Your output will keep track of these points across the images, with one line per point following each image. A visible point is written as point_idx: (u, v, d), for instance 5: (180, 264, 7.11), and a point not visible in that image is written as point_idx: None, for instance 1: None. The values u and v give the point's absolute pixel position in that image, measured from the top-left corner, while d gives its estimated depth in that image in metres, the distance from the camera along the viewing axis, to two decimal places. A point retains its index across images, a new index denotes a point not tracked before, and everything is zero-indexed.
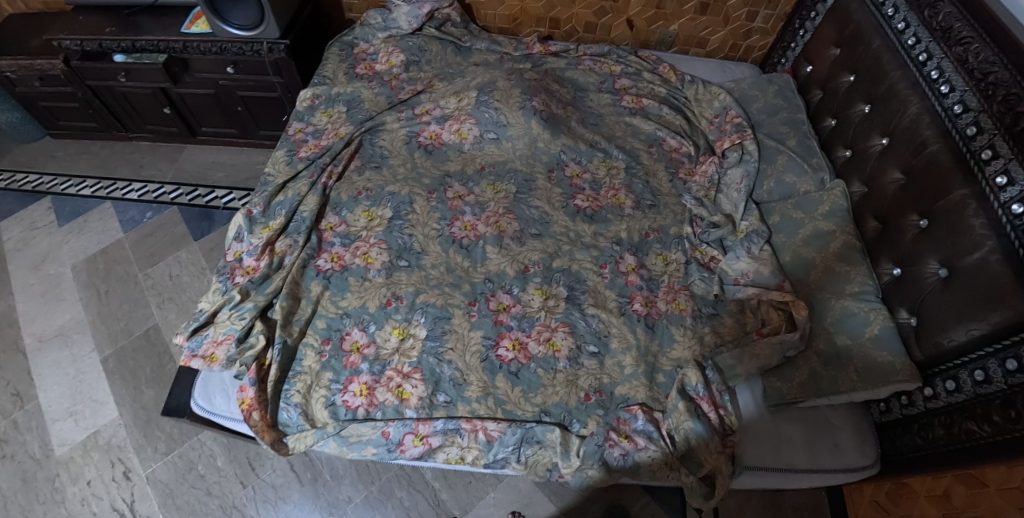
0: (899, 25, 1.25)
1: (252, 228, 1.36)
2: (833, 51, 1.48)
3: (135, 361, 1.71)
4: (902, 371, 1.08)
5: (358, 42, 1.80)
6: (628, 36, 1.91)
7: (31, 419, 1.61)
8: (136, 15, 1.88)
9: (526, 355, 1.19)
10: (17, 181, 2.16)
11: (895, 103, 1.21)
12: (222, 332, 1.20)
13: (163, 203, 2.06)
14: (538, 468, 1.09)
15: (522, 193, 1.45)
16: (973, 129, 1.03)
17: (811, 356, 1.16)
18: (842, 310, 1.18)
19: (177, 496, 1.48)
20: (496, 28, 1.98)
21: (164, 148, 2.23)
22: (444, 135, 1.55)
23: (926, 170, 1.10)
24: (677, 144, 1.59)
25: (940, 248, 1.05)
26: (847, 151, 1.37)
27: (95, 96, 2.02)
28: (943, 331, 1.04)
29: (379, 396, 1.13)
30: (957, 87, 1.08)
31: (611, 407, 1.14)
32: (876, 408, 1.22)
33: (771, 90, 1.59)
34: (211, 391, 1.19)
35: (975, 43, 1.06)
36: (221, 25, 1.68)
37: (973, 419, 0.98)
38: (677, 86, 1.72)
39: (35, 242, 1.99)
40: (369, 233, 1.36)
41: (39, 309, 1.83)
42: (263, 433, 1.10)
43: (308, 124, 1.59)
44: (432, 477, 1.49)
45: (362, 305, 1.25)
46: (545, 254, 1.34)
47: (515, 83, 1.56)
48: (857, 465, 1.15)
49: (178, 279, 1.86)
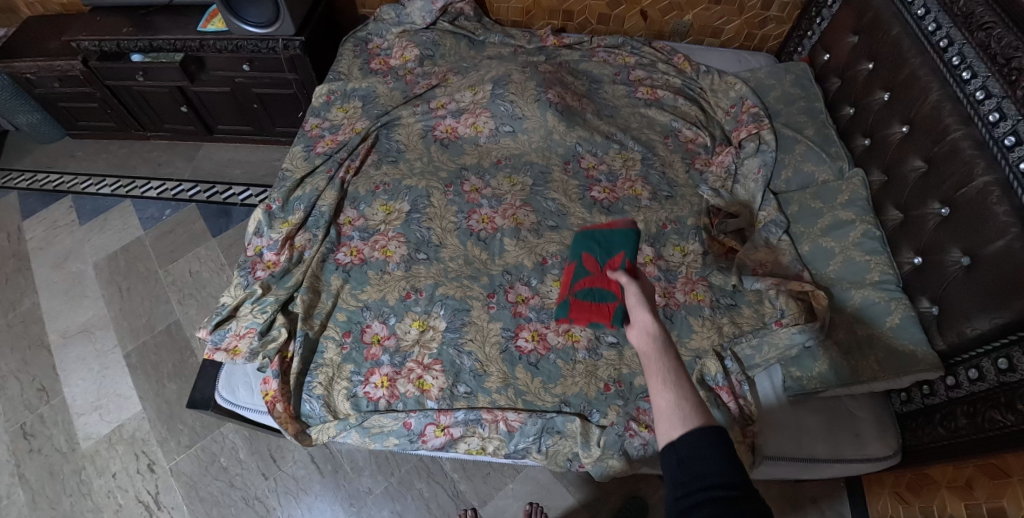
0: (920, 11, 1.23)
1: (272, 223, 1.38)
2: (851, 39, 1.46)
3: (157, 356, 1.74)
4: (924, 360, 1.06)
5: (372, 38, 1.81)
6: (642, 27, 1.90)
7: (58, 413, 1.65)
8: (151, 15, 1.91)
9: (546, 346, 1.20)
10: (38, 180, 2.20)
11: (914, 90, 1.20)
12: (244, 325, 1.22)
13: (181, 200, 2.09)
14: (558, 458, 1.10)
15: (538, 185, 1.45)
16: (995, 115, 1.03)
17: (830, 346, 1.16)
18: (862, 299, 1.17)
19: (201, 487, 1.50)
20: (509, 21, 1.98)
21: (181, 146, 2.26)
22: (459, 128, 1.56)
23: (948, 157, 1.09)
24: (693, 134, 1.58)
25: (964, 235, 1.04)
26: (866, 139, 1.36)
27: (113, 96, 2.05)
28: (966, 319, 1.03)
29: (400, 387, 1.15)
30: (979, 73, 1.07)
31: (631, 397, 1.14)
32: (897, 397, 1.21)
33: (788, 79, 1.58)
34: (235, 383, 1.22)
35: (997, 28, 1.04)
36: (237, 22, 1.70)
37: (997, 408, 0.96)
38: (692, 76, 1.71)
39: (57, 241, 2.02)
40: (387, 226, 1.37)
41: (62, 307, 1.86)
42: (287, 423, 1.12)
43: (324, 119, 1.60)
44: (451, 468, 1.50)
45: (381, 298, 1.26)
46: (563, 246, 1.34)
47: (530, 75, 1.57)
48: (878, 455, 1.15)
49: (198, 274, 1.89)
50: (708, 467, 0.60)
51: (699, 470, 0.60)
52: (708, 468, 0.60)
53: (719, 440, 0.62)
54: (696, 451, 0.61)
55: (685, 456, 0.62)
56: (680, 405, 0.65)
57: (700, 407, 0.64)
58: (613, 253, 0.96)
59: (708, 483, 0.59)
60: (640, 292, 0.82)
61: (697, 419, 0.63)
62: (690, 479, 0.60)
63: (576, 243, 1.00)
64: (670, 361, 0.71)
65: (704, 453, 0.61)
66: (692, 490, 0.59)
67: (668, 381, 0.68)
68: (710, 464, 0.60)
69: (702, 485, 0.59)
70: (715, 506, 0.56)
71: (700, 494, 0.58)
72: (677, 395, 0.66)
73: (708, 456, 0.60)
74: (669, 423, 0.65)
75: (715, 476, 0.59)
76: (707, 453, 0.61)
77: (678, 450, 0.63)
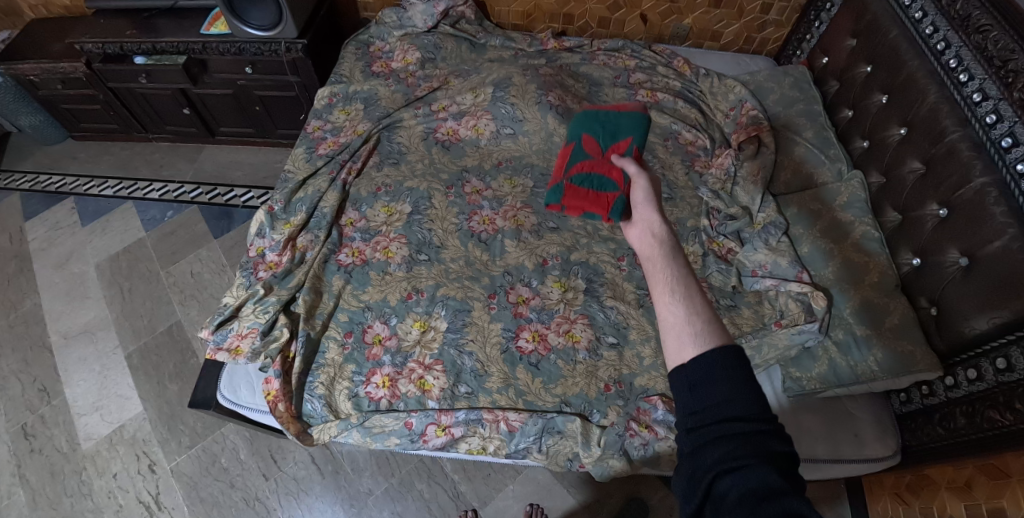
0: (917, 14, 1.24)
1: (274, 225, 1.39)
2: (849, 42, 1.48)
3: (159, 356, 1.74)
4: (923, 361, 1.07)
5: (374, 41, 1.82)
6: (642, 31, 1.91)
7: (59, 413, 1.65)
8: (155, 17, 1.92)
9: (546, 346, 1.20)
10: (40, 182, 2.21)
11: (912, 93, 1.21)
12: (247, 326, 1.23)
13: (183, 202, 2.09)
14: (559, 458, 1.11)
15: (539, 187, 1.46)
16: (992, 117, 1.04)
17: (830, 346, 1.17)
18: (861, 300, 1.17)
19: (201, 488, 1.51)
20: (510, 25, 1.99)
21: (183, 148, 2.27)
22: (461, 130, 1.57)
23: (946, 159, 1.10)
24: (693, 137, 1.59)
25: (962, 236, 1.05)
26: (865, 141, 1.37)
27: (116, 98, 2.06)
28: (964, 319, 1.04)
29: (401, 387, 1.16)
30: (976, 75, 1.08)
31: (631, 397, 1.15)
32: (897, 398, 1.22)
33: (787, 81, 1.59)
34: (237, 383, 1.22)
35: (994, 30, 1.06)
36: (240, 25, 1.72)
37: (995, 408, 0.97)
38: (692, 79, 1.73)
39: (59, 242, 2.03)
40: (389, 227, 1.38)
41: (64, 308, 1.87)
42: (289, 423, 1.12)
43: (327, 121, 1.62)
44: (451, 469, 1.50)
45: (383, 298, 1.27)
46: (563, 247, 1.35)
47: (531, 78, 1.58)
48: (878, 455, 1.15)
49: (200, 276, 1.90)
50: (720, 396, 0.58)
51: (709, 400, 0.59)
52: (719, 397, 0.59)
53: (729, 363, 0.60)
54: (706, 379, 0.60)
55: (696, 382, 0.61)
56: (694, 316, 0.66)
57: (712, 326, 0.65)
58: (617, 138, 1.23)
59: (720, 416, 0.58)
60: (649, 188, 0.97)
61: (709, 340, 0.63)
62: (701, 411, 0.59)
63: (588, 128, 1.27)
64: (679, 272, 0.72)
65: (713, 380, 0.60)
66: (705, 423, 0.58)
67: (676, 293, 0.69)
68: (720, 394, 0.59)
69: (714, 415, 0.58)
70: (728, 442, 0.56)
71: (714, 430, 0.57)
72: (689, 305, 0.67)
73: (719, 384, 0.59)
74: (682, 333, 0.65)
75: (728, 408, 0.58)
76: (718, 381, 0.59)
77: (687, 377, 0.62)
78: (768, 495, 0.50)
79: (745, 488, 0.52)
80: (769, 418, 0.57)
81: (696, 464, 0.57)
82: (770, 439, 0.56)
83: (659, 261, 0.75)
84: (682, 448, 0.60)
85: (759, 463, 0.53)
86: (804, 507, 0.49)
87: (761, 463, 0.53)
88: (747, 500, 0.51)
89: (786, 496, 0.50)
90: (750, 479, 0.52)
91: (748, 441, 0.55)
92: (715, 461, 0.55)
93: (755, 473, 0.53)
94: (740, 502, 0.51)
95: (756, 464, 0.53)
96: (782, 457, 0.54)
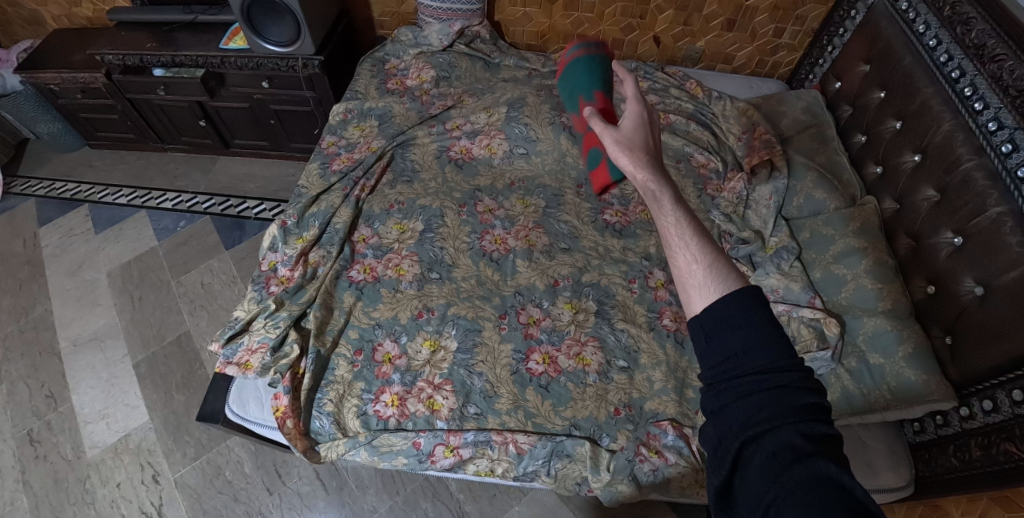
0: (931, 41, 1.25)
1: (287, 239, 1.40)
2: (862, 68, 1.48)
3: (167, 367, 1.75)
4: (937, 390, 1.06)
5: (389, 58, 1.85)
6: (655, 53, 1.93)
7: (65, 421, 1.66)
8: (175, 31, 1.95)
9: (556, 368, 1.20)
10: (56, 189, 2.24)
11: (927, 120, 1.21)
12: (257, 340, 1.23)
13: (196, 212, 2.11)
14: (567, 482, 1.09)
15: (551, 207, 1.46)
16: (1008, 146, 1.03)
17: (842, 374, 1.16)
18: (873, 328, 1.16)
19: (205, 501, 1.50)
20: (524, 45, 2.01)
21: (198, 159, 2.30)
22: (474, 149, 1.58)
23: (961, 188, 1.10)
24: (705, 159, 1.59)
25: (977, 265, 1.04)
26: (878, 167, 1.37)
27: (134, 108, 2.09)
28: (982, 350, 1.02)
29: (410, 406, 1.15)
30: (991, 104, 1.08)
31: (641, 422, 1.14)
32: (909, 427, 1.20)
33: (800, 106, 1.59)
34: (246, 398, 1.23)
35: (1009, 60, 1.06)
36: (259, 40, 1.75)
37: (1011, 440, 0.95)
38: (704, 102, 1.74)
39: (72, 249, 2.05)
40: (401, 245, 1.38)
41: (74, 315, 1.88)
42: (297, 440, 1.12)
43: (341, 137, 1.63)
44: (456, 489, 1.49)
45: (394, 316, 1.27)
46: (575, 268, 1.35)
47: (544, 99, 1.59)
48: (890, 486, 1.14)
49: (210, 286, 1.91)
50: (738, 346, 0.59)
51: (729, 351, 0.60)
52: (739, 348, 0.59)
53: (742, 306, 0.61)
54: (721, 329, 0.61)
55: (711, 331, 0.62)
56: (696, 262, 0.69)
57: (718, 269, 0.67)
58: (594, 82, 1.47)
59: (743, 371, 0.58)
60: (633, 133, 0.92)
61: (717, 285, 0.66)
62: (721, 366, 0.60)
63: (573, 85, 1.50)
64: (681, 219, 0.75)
65: (729, 331, 0.60)
66: (726, 378, 0.59)
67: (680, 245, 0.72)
68: (738, 345, 0.59)
69: (733, 365, 0.59)
70: (751, 402, 0.57)
71: (736, 387, 0.58)
72: (692, 252, 0.70)
73: (734, 332, 0.60)
74: (687, 282, 0.69)
75: (749, 361, 0.58)
76: (735, 330, 0.60)
77: (702, 326, 0.62)
78: (795, 456, 0.52)
79: (771, 450, 0.53)
80: (790, 369, 0.57)
81: (721, 427, 0.58)
82: (793, 392, 0.56)
83: (654, 211, 0.78)
84: (707, 405, 0.61)
85: (783, 422, 0.54)
86: (831, 467, 0.50)
87: (785, 423, 0.54)
88: (776, 461, 0.52)
89: (811, 457, 0.51)
90: (775, 442, 0.53)
91: (773, 398, 0.56)
92: (740, 426, 0.56)
93: (779, 435, 0.53)
94: (769, 463, 0.52)
95: (779, 423, 0.54)
96: (804, 411, 0.55)
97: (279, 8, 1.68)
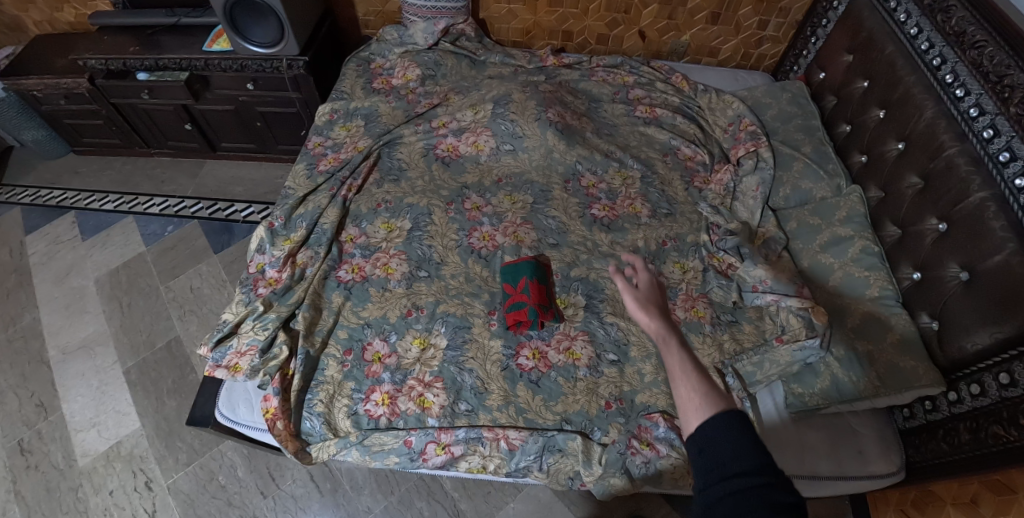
0: (912, 30, 1.26)
1: (274, 241, 1.39)
2: (845, 58, 1.49)
3: (157, 372, 1.73)
4: (925, 376, 1.06)
5: (374, 58, 1.84)
6: (641, 47, 1.93)
7: (55, 429, 1.64)
8: (158, 34, 1.94)
9: (547, 363, 1.20)
10: (41, 196, 2.21)
11: (909, 108, 1.22)
12: (246, 342, 1.22)
13: (183, 217, 2.10)
14: (559, 476, 1.10)
15: (539, 203, 1.46)
16: (989, 132, 1.05)
17: (832, 362, 1.16)
18: (861, 316, 1.17)
19: (198, 506, 1.49)
20: (509, 42, 2.01)
21: (185, 163, 2.28)
22: (460, 147, 1.57)
23: (944, 174, 1.11)
24: (692, 152, 1.60)
25: (962, 251, 1.05)
26: (863, 156, 1.38)
27: (119, 113, 2.08)
28: (967, 334, 1.03)
29: (401, 405, 1.15)
30: (972, 90, 1.09)
31: (632, 414, 1.14)
32: (899, 414, 1.21)
33: (785, 97, 1.60)
34: (235, 401, 1.22)
35: (989, 46, 1.07)
36: (242, 42, 1.74)
37: (1000, 423, 0.96)
38: (690, 95, 1.75)
39: (59, 257, 2.03)
40: (388, 244, 1.38)
41: (62, 322, 1.86)
42: (287, 442, 1.11)
43: (327, 138, 1.63)
44: (451, 487, 1.49)
45: (383, 315, 1.27)
46: (564, 263, 1.35)
47: (530, 95, 1.59)
48: (882, 472, 1.14)
49: (199, 291, 1.90)
50: (725, 452, 0.60)
51: (717, 458, 0.60)
52: (725, 456, 0.60)
53: (731, 423, 0.62)
54: (710, 439, 0.62)
55: (703, 444, 0.62)
56: (695, 392, 0.68)
57: (716, 395, 0.66)
58: None
59: (728, 473, 0.59)
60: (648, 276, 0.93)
61: (713, 409, 0.65)
62: (710, 470, 0.60)
63: None
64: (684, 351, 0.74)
65: (717, 442, 0.61)
66: (713, 483, 0.59)
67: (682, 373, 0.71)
68: (725, 453, 0.60)
69: (719, 474, 0.59)
70: (733, 496, 0.57)
71: (721, 488, 0.58)
72: (692, 382, 0.69)
73: (721, 444, 0.61)
74: (687, 411, 0.67)
75: (734, 465, 0.59)
76: (721, 441, 0.61)
77: (695, 441, 0.63)
78: None
79: None
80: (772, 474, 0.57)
81: None
82: (774, 492, 0.56)
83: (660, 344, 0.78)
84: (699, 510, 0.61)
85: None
86: None
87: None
88: None
89: None
90: None
91: (753, 497, 0.56)
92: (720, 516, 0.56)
93: None
94: None
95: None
96: (783, 508, 0.54)
97: (262, 9, 1.67)
